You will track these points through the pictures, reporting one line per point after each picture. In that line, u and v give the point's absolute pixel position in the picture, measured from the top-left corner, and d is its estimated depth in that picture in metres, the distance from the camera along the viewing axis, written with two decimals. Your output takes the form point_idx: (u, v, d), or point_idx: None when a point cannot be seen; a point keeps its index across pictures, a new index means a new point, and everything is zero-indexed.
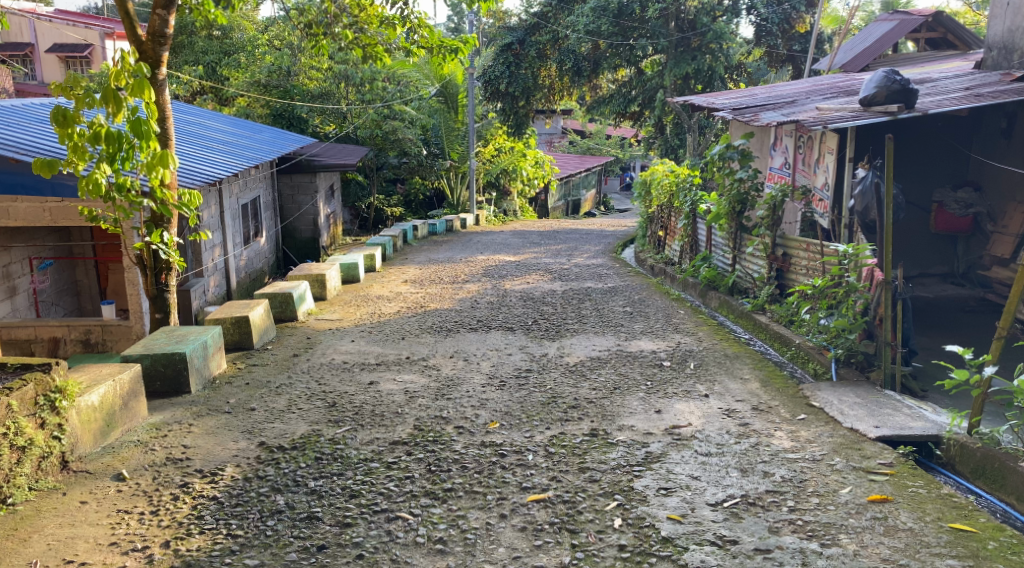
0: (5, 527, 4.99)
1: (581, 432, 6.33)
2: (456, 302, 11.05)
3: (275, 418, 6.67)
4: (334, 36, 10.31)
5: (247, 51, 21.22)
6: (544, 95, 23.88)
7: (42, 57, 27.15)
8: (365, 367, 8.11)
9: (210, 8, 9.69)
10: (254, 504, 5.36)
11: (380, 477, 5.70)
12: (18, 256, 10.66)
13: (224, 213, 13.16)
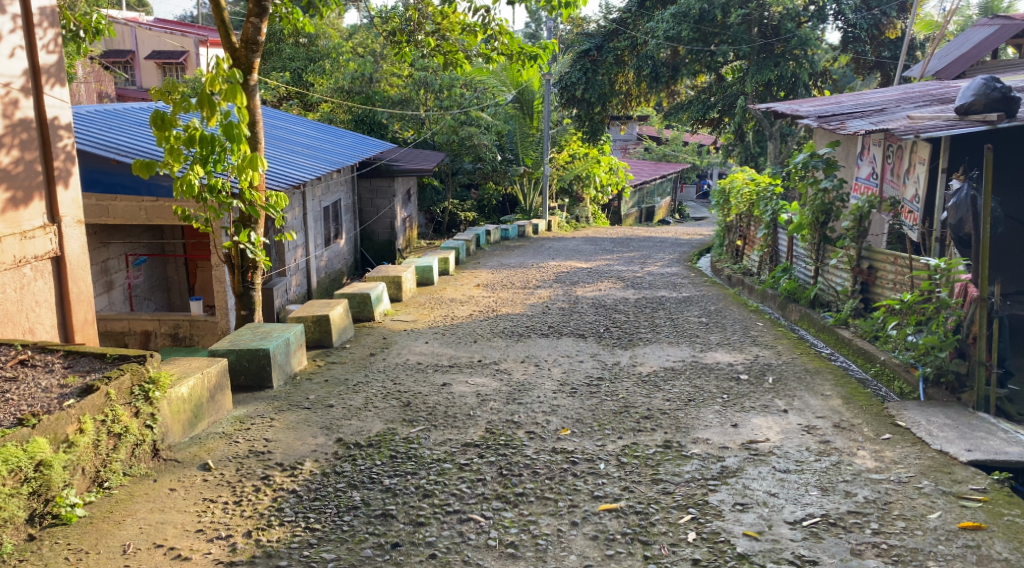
0: (102, 509, 5.17)
1: (654, 443, 6.33)
2: (529, 308, 11.13)
3: (353, 415, 6.85)
4: (417, 44, 10.56)
5: (332, 58, 21.61)
6: (620, 101, 23.64)
7: (142, 64, 28.33)
8: (439, 368, 8.25)
9: (298, 16, 9.97)
10: (331, 499, 5.51)
11: (453, 478, 5.80)
12: (116, 253, 11.17)
13: (307, 215, 13.51)
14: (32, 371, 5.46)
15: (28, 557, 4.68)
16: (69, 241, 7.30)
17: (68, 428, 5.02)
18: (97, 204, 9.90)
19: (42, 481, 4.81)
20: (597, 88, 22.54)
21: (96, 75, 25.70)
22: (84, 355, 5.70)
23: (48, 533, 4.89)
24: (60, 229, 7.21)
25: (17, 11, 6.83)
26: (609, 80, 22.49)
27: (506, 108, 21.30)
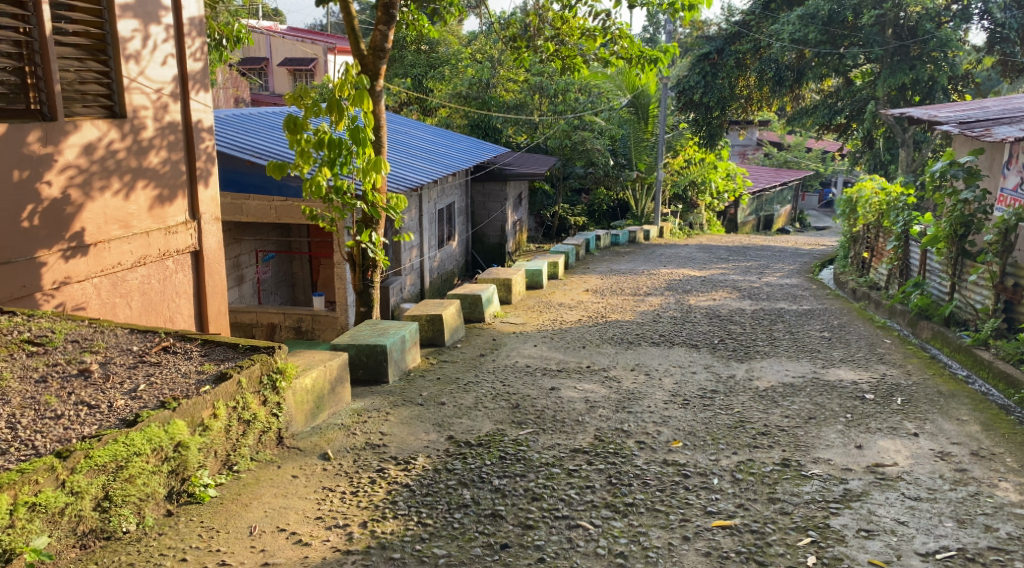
0: (231, 492, 5.31)
1: (772, 461, 6.24)
2: (639, 315, 11.11)
3: (463, 414, 7.01)
4: (536, 49, 10.69)
5: (451, 64, 22.16)
6: (740, 106, 22.98)
7: (275, 70, 29.53)
8: (548, 371, 8.35)
9: (424, 23, 10.34)
10: (442, 495, 5.64)
11: (562, 484, 5.86)
12: (247, 249, 11.78)
13: (423, 216, 13.83)
14: (172, 358, 5.49)
15: (166, 532, 4.78)
16: (207, 237, 7.77)
17: (203, 412, 5.10)
18: (233, 202, 10.39)
19: (179, 460, 4.90)
20: (717, 91, 22.20)
21: (231, 81, 27.04)
22: (219, 345, 5.79)
23: (183, 510, 5.00)
24: (200, 225, 7.69)
25: (170, 22, 7.31)
26: (728, 84, 22.07)
27: (620, 113, 21.06)
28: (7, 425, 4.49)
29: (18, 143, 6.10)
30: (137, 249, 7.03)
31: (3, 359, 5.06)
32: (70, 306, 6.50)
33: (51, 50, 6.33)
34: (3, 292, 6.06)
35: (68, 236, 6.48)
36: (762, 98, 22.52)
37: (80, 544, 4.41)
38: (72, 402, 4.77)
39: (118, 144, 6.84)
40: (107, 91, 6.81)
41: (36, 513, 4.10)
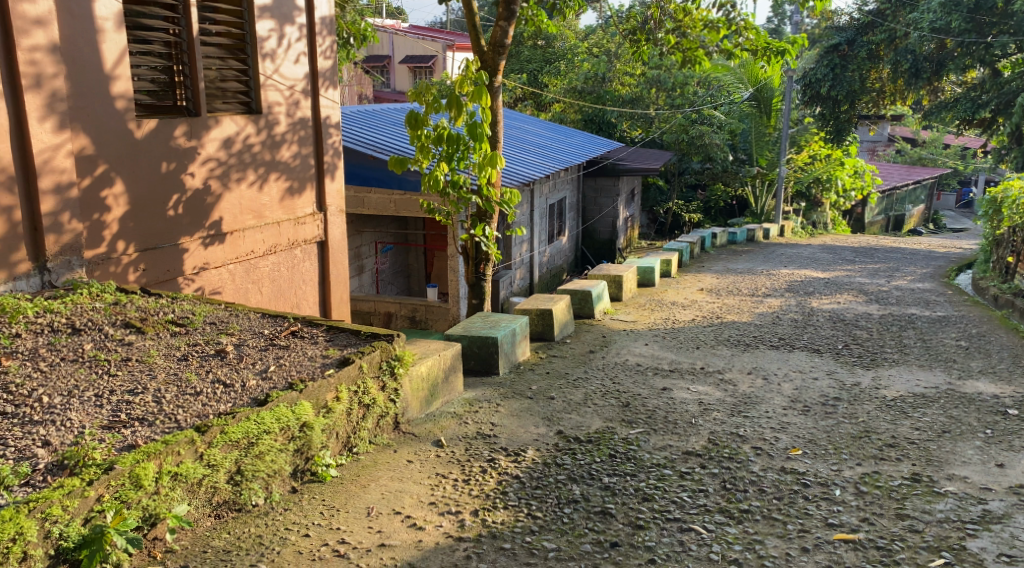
0: (350, 472, 5.34)
1: (901, 475, 6.01)
2: (758, 317, 10.93)
3: (573, 410, 7.09)
4: (656, 42, 10.64)
5: (568, 59, 22.30)
6: (871, 98, 22.11)
7: (397, 67, 30.31)
8: (660, 371, 8.33)
9: (544, 19, 10.39)
10: (552, 489, 5.54)
11: (674, 486, 5.74)
12: (368, 240, 12.23)
13: (535, 211, 13.97)
14: (299, 342, 5.72)
15: (291, 507, 4.80)
16: (331, 228, 8.27)
17: (327, 395, 5.17)
18: (355, 195, 10.91)
19: (304, 440, 4.95)
20: (847, 83, 21.01)
21: (356, 78, 27.99)
22: (343, 331, 5.97)
23: (307, 488, 5.03)
24: (326, 216, 8.20)
25: (304, 22, 7.74)
26: (859, 76, 20.90)
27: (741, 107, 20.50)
28: (152, 399, 4.61)
29: (166, 137, 6.51)
30: (269, 238, 7.53)
31: (151, 338, 5.32)
32: (209, 290, 6.95)
33: (198, 50, 6.72)
34: (150, 276, 6.48)
35: (207, 224, 6.93)
36: (896, 90, 21.34)
37: (215, 513, 4.45)
38: (210, 380, 4.95)
39: (254, 138, 7.30)
40: (245, 88, 7.25)
41: (178, 482, 4.16)
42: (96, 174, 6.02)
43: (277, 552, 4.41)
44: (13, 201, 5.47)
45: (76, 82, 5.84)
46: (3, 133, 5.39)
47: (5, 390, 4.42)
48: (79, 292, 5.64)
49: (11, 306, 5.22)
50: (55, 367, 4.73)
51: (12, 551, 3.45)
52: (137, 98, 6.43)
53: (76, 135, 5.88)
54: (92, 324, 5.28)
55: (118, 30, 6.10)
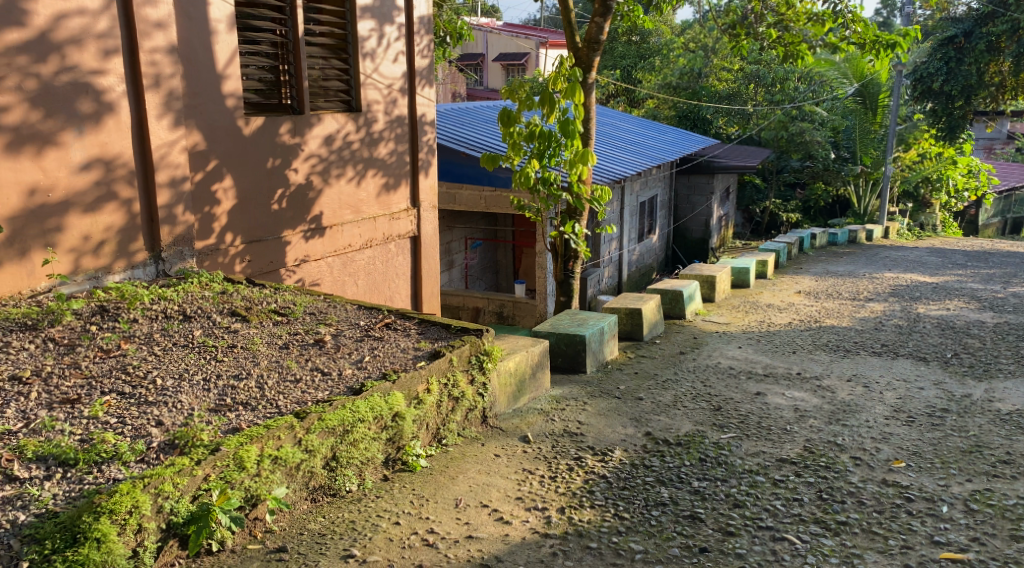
0: (439, 463, 5.42)
1: (1015, 494, 5.75)
2: (859, 322, 10.67)
3: (662, 411, 7.04)
4: (756, 36, 10.46)
5: (663, 54, 22.09)
6: (990, 93, 20.13)
7: (490, 65, 30.53)
8: (753, 376, 8.21)
9: (639, 14, 10.28)
10: (639, 491, 5.49)
11: (767, 493, 5.62)
12: (458, 236, 12.42)
13: (625, 209, 13.92)
14: (393, 334, 5.85)
15: (383, 495, 4.90)
16: (424, 224, 8.49)
17: (419, 386, 5.28)
18: (447, 190, 11.13)
19: (396, 430, 5.07)
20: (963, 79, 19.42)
21: (450, 76, 28.30)
22: (434, 325, 6.06)
23: (398, 477, 5.13)
24: (419, 212, 8.42)
25: (402, 21, 7.95)
26: (977, 71, 19.12)
27: (844, 102, 19.75)
28: (255, 384, 4.81)
29: (272, 134, 6.77)
30: (365, 232, 7.79)
31: (255, 326, 5.55)
32: (309, 281, 7.21)
33: (303, 50, 6.96)
34: (255, 267, 6.75)
35: (309, 218, 7.19)
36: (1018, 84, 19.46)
37: (311, 497, 4.60)
38: (309, 368, 5.14)
39: (353, 136, 7.53)
40: (346, 87, 7.48)
41: (278, 465, 4.31)
42: (207, 168, 6.30)
43: (369, 538, 4.49)
44: (133, 194, 5.78)
45: (191, 82, 6.12)
46: (125, 129, 5.70)
47: (123, 370, 4.68)
48: (191, 280, 5.92)
49: (129, 293, 5.51)
50: (167, 351, 4.98)
51: (129, 524, 3.63)
52: (246, 96, 6.70)
53: (191, 132, 6.16)
54: (202, 312, 5.53)
55: (230, 32, 6.36)
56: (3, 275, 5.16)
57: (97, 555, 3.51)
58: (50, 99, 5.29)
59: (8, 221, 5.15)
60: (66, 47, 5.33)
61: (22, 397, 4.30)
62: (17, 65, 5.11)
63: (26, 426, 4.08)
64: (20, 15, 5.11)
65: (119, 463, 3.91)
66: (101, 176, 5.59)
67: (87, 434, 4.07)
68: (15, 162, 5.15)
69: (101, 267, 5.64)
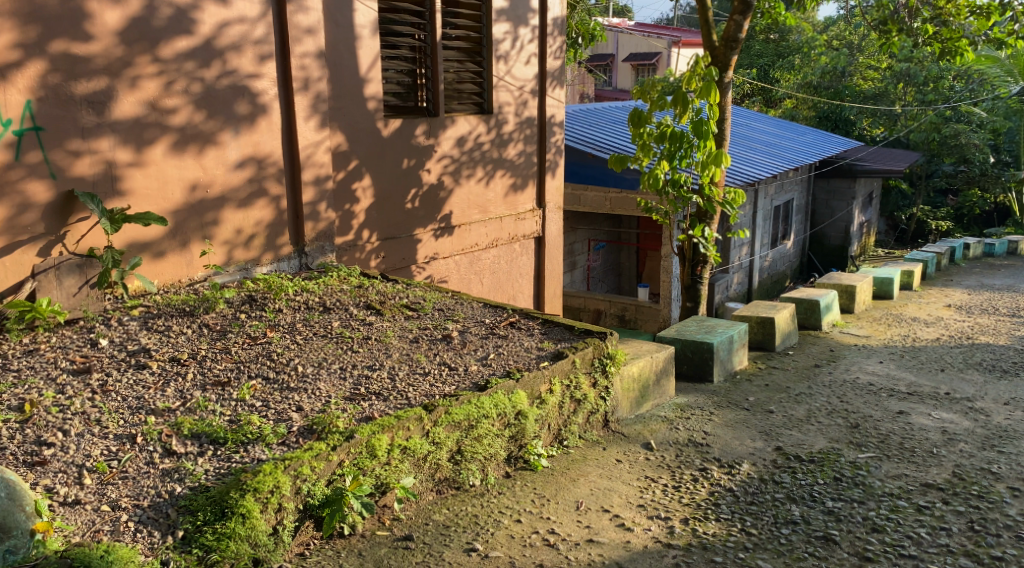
0: (560, 464, 5.43)
1: None
2: (1017, 341, 10.10)
3: (794, 426, 6.86)
4: (910, 32, 10.05)
5: (804, 53, 21.09)
6: None
7: (620, 65, 30.50)
8: (895, 394, 7.89)
9: (781, 10, 10.11)
10: (768, 507, 5.34)
11: (909, 519, 5.37)
12: (582, 237, 12.47)
13: (758, 213, 13.63)
14: (517, 332, 5.95)
15: (505, 492, 4.95)
16: (548, 225, 8.59)
17: (541, 386, 5.33)
18: (573, 192, 11.18)
19: (518, 428, 5.13)
20: None
21: (578, 77, 28.60)
22: (557, 325, 6.11)
23: (520, 474, 5.17)
24: (545, 213, 8.53)
25: (536, 23, 8.06)
26: None
27: (1008, 101, 17.86)
28: (387, 375, 5.00)
29: (408, 136, 6.99)
30: (492, 232, 7.95)
31: (388, 319, 5.75)
32: (437, 278, 7.41)
33: (440, 54, 7.15)
34: (388, 263, 7.01)
35: (439, 218, 7.39)
36: None
37: (437, 488, 4.71)
38: (437, 362, 5.29)
39: (484, 137, 7.69)
40: (479, 89, 7.65)
41: (406, 455, 4.47)
42: (349, 168, 6.57)
43: (491, 533, 4.55)
44: (281, 191, 6.12)
45: (337, 85, 6.40)
46: (275, 130, 6.03)
47: (268, 357, 4.94)
48: (330, 274, 6.19)
49: (275, 285, 5.81)
50: (308, 340, 5.23)
51: (270, 502, 3.84)
52: (385, 99, 6.94)
53: (335, 133, 6.44)
54: (340, 304, 5.78)
55: (373, 37, 6.60)
56: (166, 264, 5.55)
57: (242, 529, 3.73)
58: (211, 101, 5.64)
59: (171, 214, 5.54)
60: (227, 53, 5.68)
61: (180, 377, 4.62)
62: (185, 70, 5.48)
63: (183, 405, 4.38)
64: (189, 23, 5.46)
65: (262, 444, 4.14)
66: (253, 173, 5.95)
67: (236, 416, 4.33)
68: (179, 160, 5.53)
69: (251, 259, 6.02)
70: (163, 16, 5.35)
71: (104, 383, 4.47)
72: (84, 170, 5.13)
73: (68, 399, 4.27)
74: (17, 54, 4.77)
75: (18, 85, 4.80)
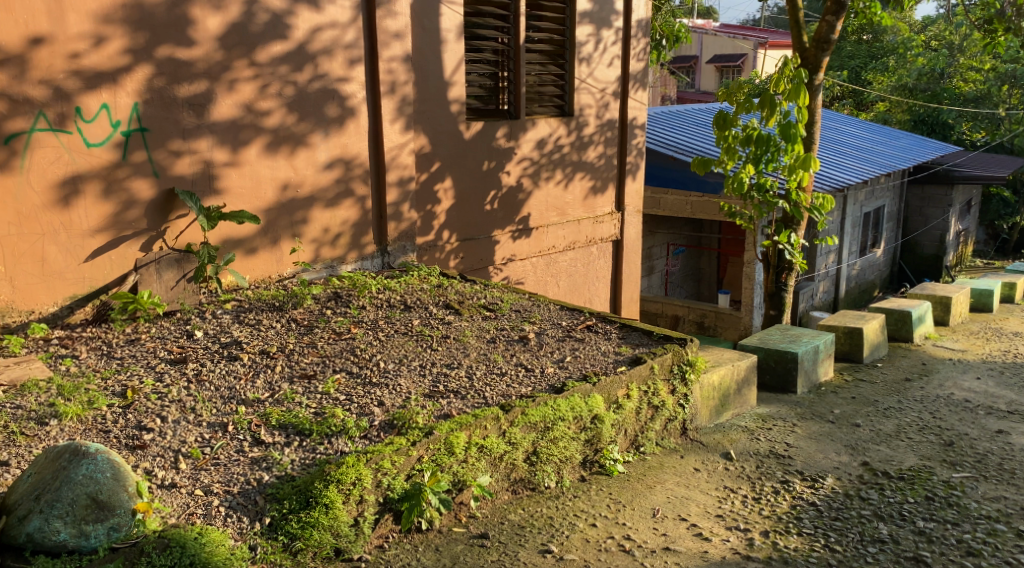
0: (637, 470, 5.39)
1: None
2: None
3: (883, 441, 6.67)
4: (1016, 32, 9.71)
5: (899, 54, 20.04)
6: None
7: (704, 67, 30.18)
8: (992, 412, 7.61)
9: (877, 10, 9.87)
10: (854, 523, 5.20)
11: (1007, 544, 5.19)
12: (660, 241, 12.39)
13: (846, 219, 13.33)
14: (594, 336, 5.95)
15: (580, 495, 4.92)
16: (627, 228, 8.58)
17: (619, 391, 5.33)
18: (652, 196, 11.11)
19: (594, 432, 5.13)
20: None
21: (660, 79, 28.35)
22: (635, 330, 6.09)
23: (596, 478, 5.14)
24: (624, 216, 8.51)
25: (620, 25, 8.06)
26: None
27: None
28: (465, 373, 5.08)
29: (490, 138, 7.07)
30: (570, 234, 7.97)
31: (466, 319, 5.82)
32: (514, 280, 7.47)
33: (523, 57, 7.21)
34: (467, 263, 7.10)
35: (518, 219, 7.45)
36: None
37: (512, 488, 4.73)
38: (513, 363, 5.34)
39: (565, 139, 7.72)
40: (561, 92, 7.68)
41: (483, 454, 4.52)
42: (432, 170, 6.69)
43: (566, 536, 4.53)
44: (367, 192, 6.27)
45: (422, 88, 6.52)
46: (363, 132, 6.17)
47: (352, 352, 5.07)
48: (411, 273, 6.30)
49: (359, 283, 5.95)
50: (390, 337, 5.33)
51: (352, 494, 3.94)
52: (468, 102, 7.03)
53: (419, 135, 6.56)
54: (420, 303, 5.88)
55: (458, 40, 6.70)
56: (257, 261, 5.74)
57: (325, 519, 3.84)
58: (303, 104, 5.81)
59: (263, 213, 5.72)
60: (319, 57, 5.84)
61: (269, 369, 4.77)
62: (279, 74, 5.66)
63: (271, 396, 4.53)
64: (284, 29, 5.64)
65: (346, 437, 4.25)
66: (341, 174, 6.10)
67: (321, 408, 4.46)
68: (272, 160, 5.71)
69: (336, 257, 6.17)
70: (260, 22, 5.54)
71: (198, 372, 4.65)
72: (184, 169, 5.34)
73: (166, 388, 4.45)
74: (125, 59, 5.01)
75: (127, 89, 5.04)
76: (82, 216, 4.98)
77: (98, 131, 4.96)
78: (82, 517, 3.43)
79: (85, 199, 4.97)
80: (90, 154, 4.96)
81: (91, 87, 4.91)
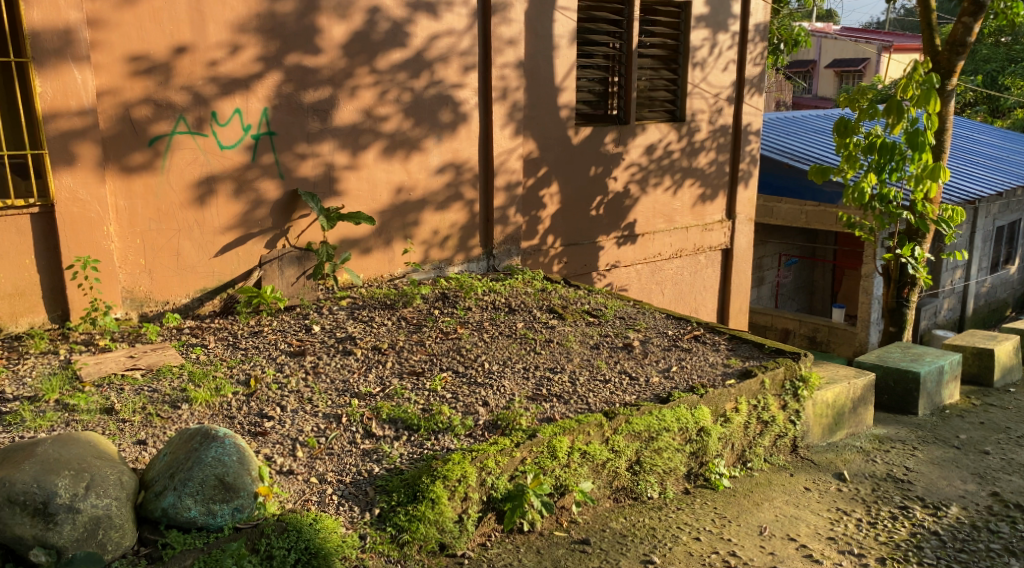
0: (743, 486, 5.26)
1: None
2: None
3: (1014, 471, 6.31)
4: None
5: None
6: None
7: (822, 73, 29.39)
8: None
9: (1020, 10, 9.41)
10: (982, 557, 4.96)
11: None
12: (772, 251, 12.11)
13: (976, 234, 12.72)
14: (702, 346, 5.88)
15: (683, 508, 4.83)
16: (738, 237, 8.43)
17: (726, 404, 5.25)
18: (766, 204, 10.87)
19: (700, 444, 5.03)
20: None
21: (777, 84, 27.70)
22: (745, 342, 5.99)
23: (700, 492, 5.03)
24: (735, 224, 8.37)
25: (736, 30, 7.93)
26: None
27: None
28: (568, 378, 5.09)
29: (599, 144, 7.08)
30: (677, 242, 7.89)
31: (570, 324, 5.84)
32: (618, 286, 7.45)
33: (635, 62, 7.18)
34: (571, 268, 7.12)
35: (623, 225, 7.43)
36: None
37: (614, 496, 4.69)
38: (617, 370, 5.32)
39: (675, 145, 7.65)
40: (672, 98, 7.61)
41: (586, 459, 4.51)
42: (539, 175, 6.74)
43: (669, 547, 4.45)
44: (475, 196, 6.36)
45: (533, 94, 6.57)
46: (474, 137, 6.27)
47: (459, 352, 5.16)
48: (516, 277, 6.36)
49: (466, 284, 6.04)
50: (495, 339, 5.40)
51: (458, 491, 4.00)
52: (578, 108, 7.05)
53: (528, 140, 6.62)
54: (524, 306, 5.93)
55: (571, 46, 6.72)
56: (370, 261, 5.91)
57: (431, 514, 3.89)
58: (419, 110, 5.95)
59: (378, 215, 5.89)
60: (435, 64, 5.97)
61: (380, 364, 4.91)
62: (397, 81, 5.81)
63: (382, 391, 4.65)
64: (403, 37, 5.80)
65: (451, 434, 4.34)
66: (451, 179, 6.21)
67: (428, 405, 4.55)
68: (387, 164, 5.87)
69: (445, 259, 6.29)
70: (381, 30, 5.71)
71: (315, 365, 4.82)
72: (306, 171, 5.55)
73: (285, 378, 4.64)
74: (258, 66, 5.25)
75: (257, 94, 5.28)
76: (214, 215, 5.25)
77: (230, 134, 5.22)
78: (211, 496, 3.58)
79: (217, 198, 5.24)
80: (223, 156, 5.22)
81: (226, 92, 5.17)
